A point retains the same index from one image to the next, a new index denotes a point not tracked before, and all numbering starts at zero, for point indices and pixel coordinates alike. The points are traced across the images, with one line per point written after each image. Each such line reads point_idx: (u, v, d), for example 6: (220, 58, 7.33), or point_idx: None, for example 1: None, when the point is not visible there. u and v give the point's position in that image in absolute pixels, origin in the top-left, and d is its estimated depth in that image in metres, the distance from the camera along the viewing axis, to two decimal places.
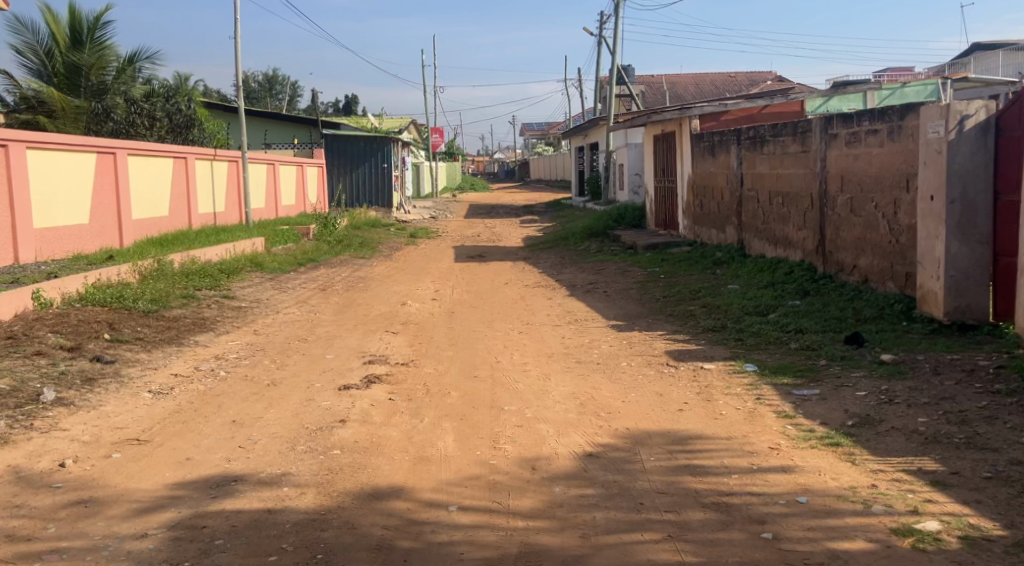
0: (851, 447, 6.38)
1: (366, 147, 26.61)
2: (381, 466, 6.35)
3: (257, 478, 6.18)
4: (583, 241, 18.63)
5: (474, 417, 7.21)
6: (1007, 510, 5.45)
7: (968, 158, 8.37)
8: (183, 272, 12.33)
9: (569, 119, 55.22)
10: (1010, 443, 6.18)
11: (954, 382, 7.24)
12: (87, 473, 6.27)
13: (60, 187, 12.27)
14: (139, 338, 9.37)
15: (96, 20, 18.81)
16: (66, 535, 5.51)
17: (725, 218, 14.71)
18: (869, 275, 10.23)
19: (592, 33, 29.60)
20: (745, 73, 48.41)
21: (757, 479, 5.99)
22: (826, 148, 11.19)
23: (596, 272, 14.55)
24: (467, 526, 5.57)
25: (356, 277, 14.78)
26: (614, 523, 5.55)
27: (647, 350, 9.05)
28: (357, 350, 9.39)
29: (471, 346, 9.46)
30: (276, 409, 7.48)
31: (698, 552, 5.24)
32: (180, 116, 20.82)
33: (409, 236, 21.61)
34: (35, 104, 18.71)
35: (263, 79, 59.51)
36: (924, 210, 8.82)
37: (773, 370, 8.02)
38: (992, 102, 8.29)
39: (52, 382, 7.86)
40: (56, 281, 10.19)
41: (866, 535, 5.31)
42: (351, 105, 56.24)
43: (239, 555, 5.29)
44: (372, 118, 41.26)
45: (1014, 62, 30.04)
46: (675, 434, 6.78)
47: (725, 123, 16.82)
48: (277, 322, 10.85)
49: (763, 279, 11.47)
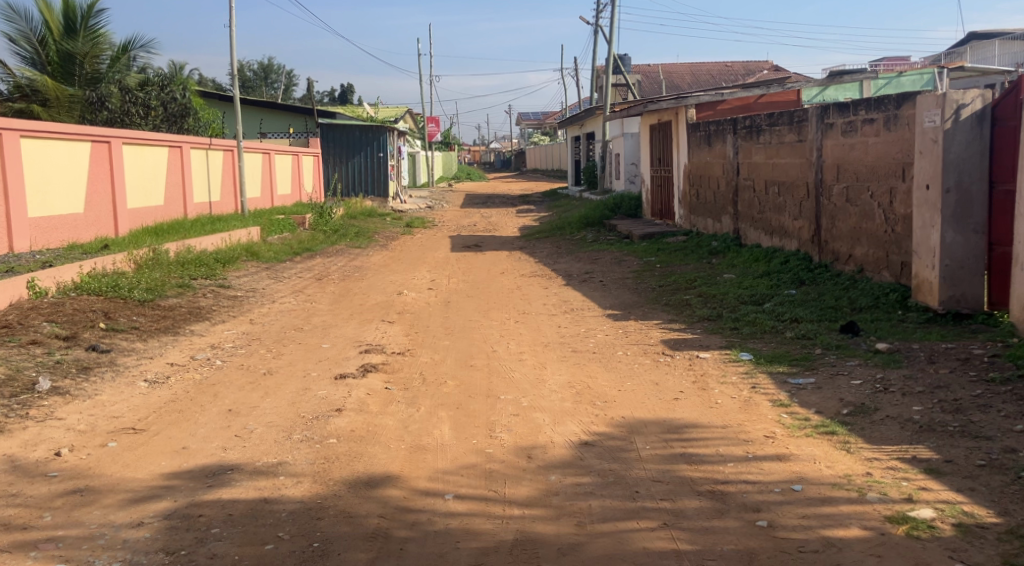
0: (846, 435, 6.40)
1: (361, 136, 26.54)
2: (378, 454, 6.36)
3: (254, 467, 6.17)
4: (579, 231, 18.65)
5: (470, 405, 7.23)
6: (1001, 498, 5.47)
7: (964, 147, 8.37)
8: (179, 261, 12.32)
9: (564, 108, 55.06)
10: (1004, 431, 6.20)
11: (949, 370, 7.28)
12: (83, 462, 6.27)
13: (55, 174, 12.24)
14: (135, 327, 9.36)
15: (90, 8, 18.72)
16: (63, 524, 5.51)
17: (722, 208, 14.72)
18: (864, 264, 10.26)
19: (590, 22, 29.93)
20: (744, 63, 48.64)
21: (754, 468, 6.01)
22: (822, 138, 11.19)
23: (592, 262, 14.57)
24: (463, 514, 5.59)
25: (352, 266, 14.80)
26: (610, 511, 5.57)
27: (643, 340, 9.04)
28: (354, 339, 9.40)
29: (467, 335, 9.48)
30: (272, 397, 7.50)
31: (694, 540, 5.26)
32: (175, 104, 20.67)
33: (405, 225, 21.61)
34: (29, 92, 18.71)
35: (258, 67, 59.33)
36: (920, 199, 8.83)
37: (768, 359, 8.04)
38: (989, 91, 8.25)
39: (47, 370, 7.88)
40: (51, 269, 10.15)
41: (861, 522, 5.33)
42: (347, 95, 56.33)
43: (236, 544, 5.31)
44: (369, 108, 41.37)
45: (1010, 52, 30.47)
46: (671, 423, 6.79)
47: (721, 113, 16.68)
48: (274, 311, 10.87)
49: (759, 269, 11.50)
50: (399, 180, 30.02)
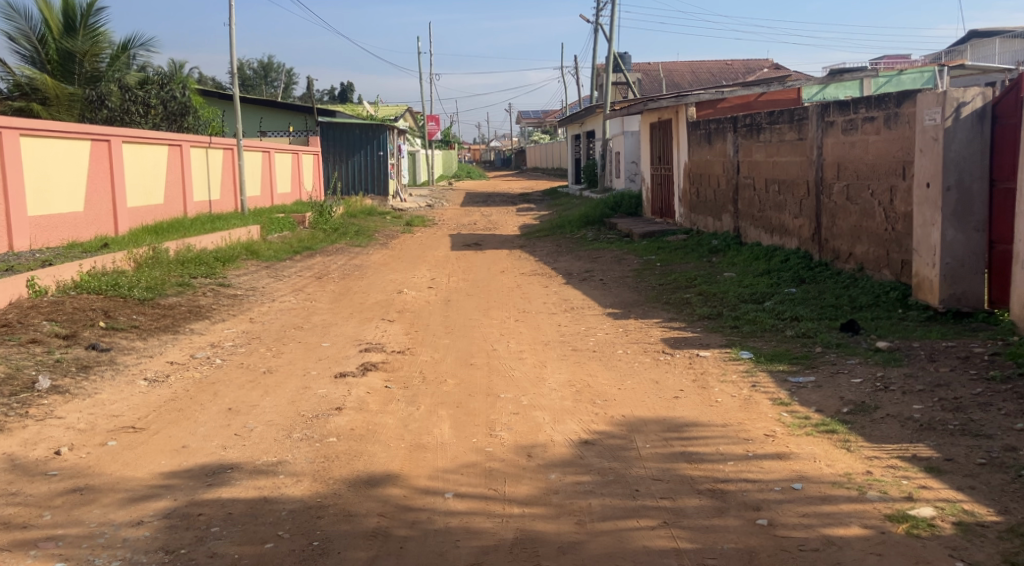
0: (846, 433, 6.40)
1: (361, 135, 26.52)
2: (378, 453, 6.35)
3: (254, 466, 6.17)
4: (579, 229, 18.62)
5: (470, 404, 7.21)
6: (1001, 496, 5.46)
7: (964, 145, 8.36)
8: (179, 260, 12.32)
9: (564, 106, 55.07)
10: (1004, 429, 6.19)
11: (949, 369, 7.27)
12: (83, 461, 6.27)
13: (55, 173, 12.22)
14: (134, 326, 9.36)
15: (90, 7, 18.74)
16: (63, 523, 5.51)
17: (722, 206, 14.70)
18: (865, 263, 10.24)
19: (590, 20, 29.91)
20: (745, 61, 48.53)
21: (753, 466, 6.00)
22: (822, 136, 11.17)
23: (592, 260, 14.54)
24: (463, 513, 5.58)
25: (352, 265, 14.78)
26: (610, 510, 5.57)
27: (643, 338, 9.03)
28: (353, 337, 9.39)
29: (467, 334, 9.46)
30: (272, 396, 7.49)
31: (694, 539, 5.26)
32: (175, 103, 20.54)
33: (405, 224, 21.59)
34: (29, 92, 18.68)
35: (258, 65, 59.39)
36: (921, 197, 8.83)
37: (769, 357, 8.03)
38: (990, 89, 8.22)
39: (47, 369, 7.88)
40: (50, 269, 10.14)
41: (861, 521, 5.33)
42: (347, 93, 56.36)
43: (237, 542, 5.31)
44: (369, 107, 41.37)
45: (1010, 51, 30.30)
46: (671, 422, 6.78)
47: (722, 111, 16.70)
48: (274, 309, 10.85)
49: (759, 267, 11.49)
50: (399, 179, 29.99)
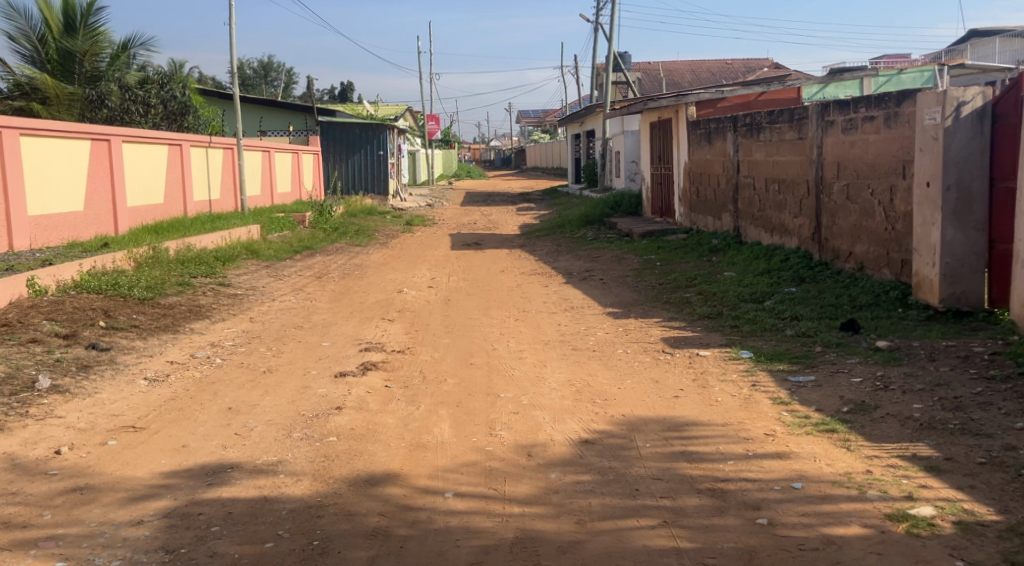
0: (846, 432, 6.40)
1: (361, 134, 26.52)
2: (378, 452, 6.35)
3: (254, 466, 6.17)
4: (579, 229, 18.61)
5: (470, 404, 7.21)
6: (1001, 495, 5.46)
7: (964, 145, 8.36)
8: (179, 259, 12.32)
9: (564, 105, 55.04)
10: (1004, 428, 6.19)
11: (949, 368, 7.26)
12: (83, 460, 6.27)
13: (55, 172, 12.22)
14: (134, 325, 9.35)
15: (90, 6, 18.76)
16: (63, 523, 5.51)
17: (722, 206, 14.70)
18: (865, 262, 10.24)
19: (589, 20, 29.89)
20: (745, 61, 48.48)
21: (754, 466, 6.01)
22: (822, 135, 11.17)
23: (592, 260, 14.53)
24: (463, 512, 5.58)
25: (352, 264, 14.77)
26: (610, 509, 5.57)
27: (643, 338, 9.03)
28: (353, 337, 9.38)
29: (467, 333, 9.45)
30: (272, 396, 7.49)
31: (694, 538, 5.26)
32: (174, 103, 20.55)
33: (404, 224, 21.57)
34: (29, 91, 18.67)
35: (258, 65, 59.36)
36: (921, 196, 8.83)
37: (769, 357, 8.03)
38: (990, 88, 8.22)
39: (47, 368, 7.87)
40: (50, 268, 10.14)
41: (862, 520, 5.33)
42: (347, 92, 56.36)
43: (237, 542, 5.31)
44: (369, 106, 41.36)
45: (1010, 50, 30.24)
46: (671, 421, 6.78)
47: (721, 110, 16.72)
48: (274, 309, 10.84)
49: (760, 266, 11.48)
50: (398, 178, 29.97)
